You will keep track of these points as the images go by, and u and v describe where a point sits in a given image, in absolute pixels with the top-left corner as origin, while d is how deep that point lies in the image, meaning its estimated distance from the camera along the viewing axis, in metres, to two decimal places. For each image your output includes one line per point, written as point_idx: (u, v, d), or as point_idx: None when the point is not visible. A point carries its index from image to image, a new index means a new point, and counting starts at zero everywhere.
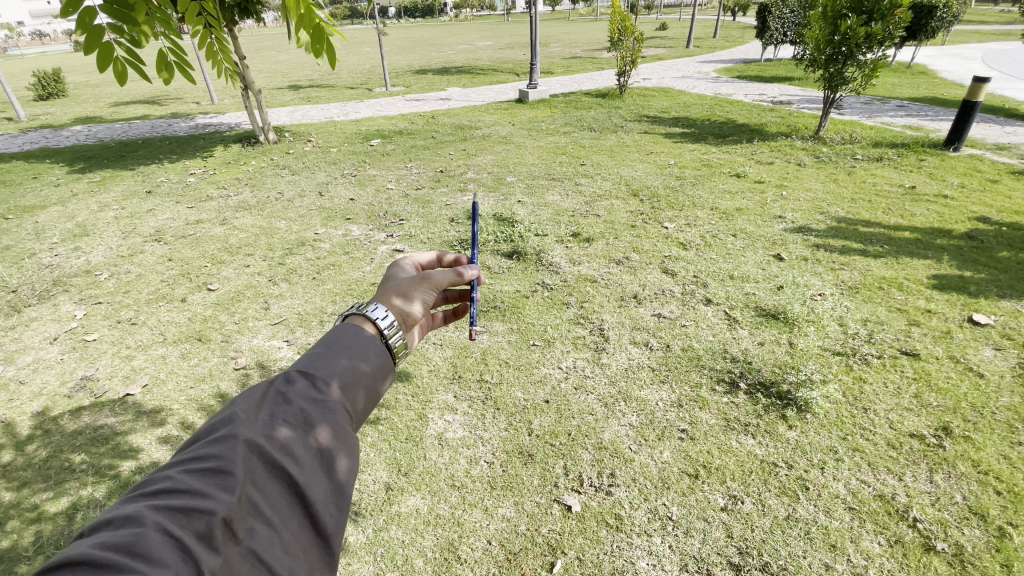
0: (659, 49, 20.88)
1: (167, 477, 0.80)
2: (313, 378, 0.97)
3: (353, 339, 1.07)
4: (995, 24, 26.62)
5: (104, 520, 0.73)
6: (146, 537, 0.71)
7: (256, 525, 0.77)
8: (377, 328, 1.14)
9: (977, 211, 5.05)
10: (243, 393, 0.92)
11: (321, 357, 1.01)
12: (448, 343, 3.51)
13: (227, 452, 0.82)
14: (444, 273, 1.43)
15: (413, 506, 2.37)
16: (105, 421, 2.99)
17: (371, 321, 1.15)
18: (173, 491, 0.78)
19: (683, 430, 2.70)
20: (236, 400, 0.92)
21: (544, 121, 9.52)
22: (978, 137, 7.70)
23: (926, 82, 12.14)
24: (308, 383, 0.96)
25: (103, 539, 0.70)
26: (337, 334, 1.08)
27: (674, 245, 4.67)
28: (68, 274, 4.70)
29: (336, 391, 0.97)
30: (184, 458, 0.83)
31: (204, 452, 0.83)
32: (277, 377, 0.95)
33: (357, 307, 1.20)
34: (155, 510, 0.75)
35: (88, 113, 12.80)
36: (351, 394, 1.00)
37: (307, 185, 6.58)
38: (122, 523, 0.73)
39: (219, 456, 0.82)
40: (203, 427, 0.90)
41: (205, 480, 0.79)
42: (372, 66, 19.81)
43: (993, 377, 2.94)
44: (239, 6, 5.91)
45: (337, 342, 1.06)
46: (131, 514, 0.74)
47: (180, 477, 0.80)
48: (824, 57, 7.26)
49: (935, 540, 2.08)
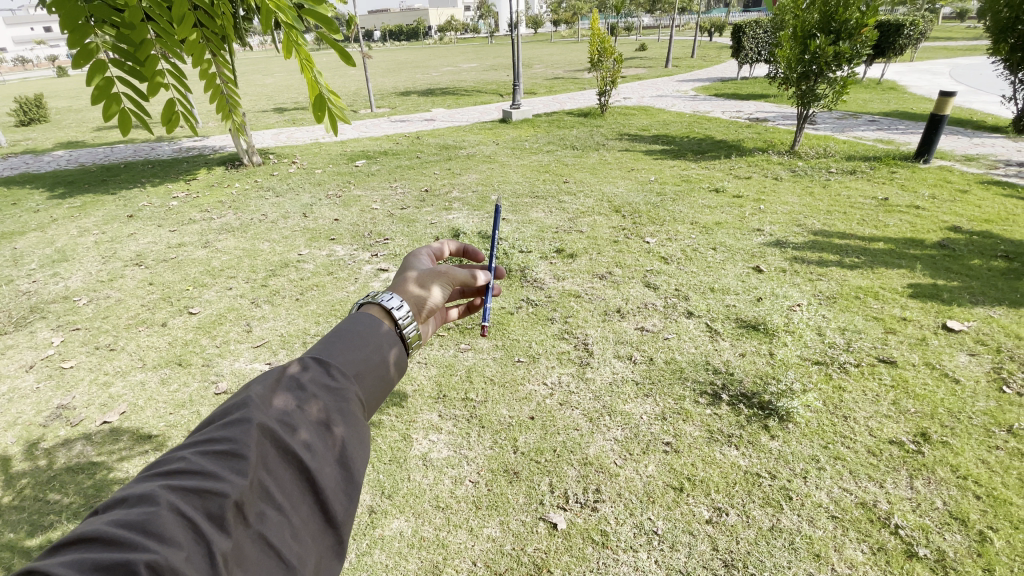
0: (638, 70, 21.35)
1: (180, 458, 0.76)
2: (327, 366, 0.93)
3: (368, 329, 1.05)
4: (961, 40, 27.66)
5: (116, 499, 0.69)
6: (159, 517, 0.67)
7: (267, 509, 0.73)
8: (392, 319, 1.14)
9: (948, 221, 5.23)
10: (256, 378, 0.89)
11: (335, 346, 0.98)
12: (432, 362, 3.52)
13: (240, 435, 0.77)
14: (462, 270, 1.44)
15: (397, 529, 2.36)
16: (82, 451, 2.94)
17: (386, 311, 1.16)
18: (186, 472, 0.73)
19: (667, 443, 2.74)
20: (250, 386, 0.88)
21: (528, 139, 9.65)
22: (947, 149, 7.97)
23: (895, 98, 12.55)
24: (322, 370, 0.91)
25: (115, 517, 0.66)
26: (350, 325, 1.04)
27: (655, 259, 4.75)
28: (46, 301, 4.63)
29: (351, 380, 0.93)
30: (198, 438, 0.78)
31: (217, 435, 0.78)
32: (291, 362, 0.92)
33: (371, 296, 1.19)
34: (168, 490, 0.70)
35: (67, 138, 12.67)
36: (364, 384, 0.96)
37: (290, 207, 6.57)
38: (135, 502, 0.69)
39: (232, 439, 0.77)
40: (218, 410, 0.86)
41: (218, 462, 0.75)
42: (356, 88, 19.96)
43: (968, 382, 3.03)
44: None
45: (350, 332, 1.03)
46: (144, 494, 0.70)
47: (193, 458, 0.75)
48: (796, 76, 7.50)
49: (916, 547, 2.13)
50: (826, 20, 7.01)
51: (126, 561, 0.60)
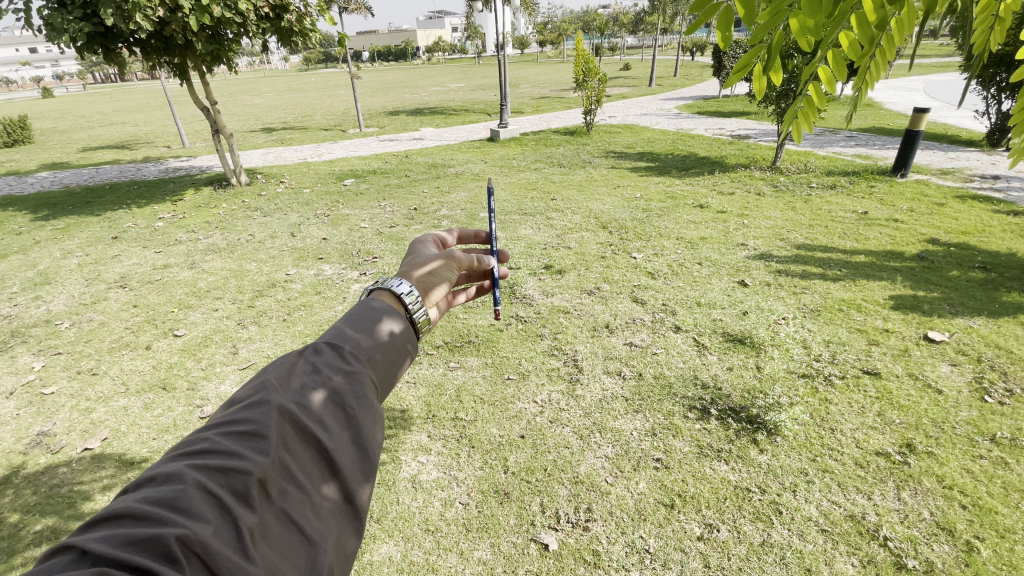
0: (623, 89, 21.71)
1: (204, 438, 0.78)
2: (341, 349, 0.94)
3: (378, 314, 1.05)
4: (935, 58, 28.45)
5: (145, 477, 0.71)
6: (187, 495, 0.69)
7: (288, 487, 0.74)
8: (402, 303, 1.15)
9: (926, 233, 5.35)
10: (273, 362, 0.90)
11: (347, 331, 0.99)
12: (421, 381, 3.51)
13: (260, 415, 0.79)
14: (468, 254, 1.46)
15: (386, 554, 2.33)
16: (62, 479, 2.87)
17: (395, 295, 1.16)
18: (210, 451, 0.75)
19: (658, 459, 2.75)
20: (267, 369, 0.90)
21: (515, 158, 9.75)
22: (923, 163, 8.17)
23: (872, 114, 12.87)
24: (336, 353, 0.93)
25: (146, 495, 0.69)
26: (360, 309, 1.05)
27: (642, 275, 4.80)
28: (27, 325, 4.55)
29: (365, 362, 0.93)
30: (220, 420, 0.80)
31: (238, 416, 0.80)
32: (306, 346, 0.93)
33: (381, 282, 1.20)
34: (194, 469, 0.72)
35: (52, 159, 12.58)
36: (377, 366, 0.96)
37: (278, 226, 6.55)
38: (164, 481, 0.71)
39: (253, 420, 0.78)
40: (237, 393, 0.88)
41: (241, 442, 0.76)
42: (344, 108, 20.07)
43: (950, 393, 3.08)
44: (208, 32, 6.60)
45: (362, 317, 1.03)
46: (172, 472, 0.72)
47: (216, 438, 0.77)
48: (775, 94, 7.74)
49: (905, 559, 2.15)
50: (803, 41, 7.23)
51: (158, 536, 0.63)
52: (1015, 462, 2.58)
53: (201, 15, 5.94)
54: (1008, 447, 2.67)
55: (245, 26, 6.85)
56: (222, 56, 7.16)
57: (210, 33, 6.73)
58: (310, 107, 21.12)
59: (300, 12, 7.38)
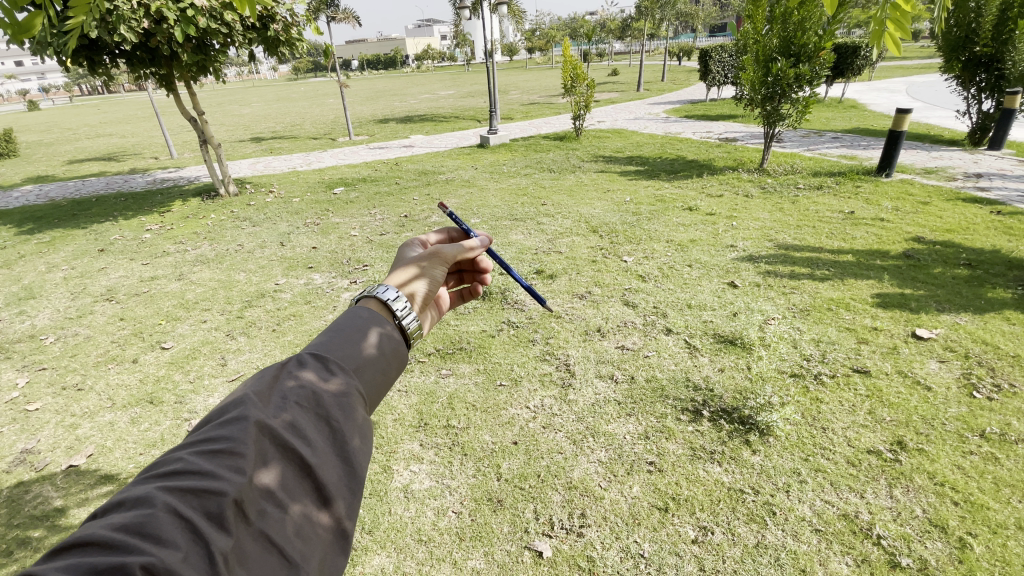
0: (612, 95, 21.80)
1: (177, 459, 0.77)
2: (325, 360, 0.93)
3: (361, 323, 1.05)
4: (914, 60, 29.20)
5: (114, 502, 0.70)
6: (156, 519, 0.67)
7: (268, 507, 0.73)
8: (390, 310, 1.14)
9: (911, 232, 5.43)
10: (254, 377, 0.89)
11: (331, 342, 0.99)
12: (413, 390, 3.50)
13: (238, 432, 0.78)
14: (452, 248, 1.44)
15: (378, 565, 2.31)
16: (47, 499, 2.81)
17: (383, 302, 1.15)
18: (183, 472, 0.74)
19: (651, 462, 2.76)
20: (246, 384, 0.89)
21: (506, 164, 9.78)
22: (907, 163, 8.31)
23: (856, 116, 13.08)
24: (321, 364, 0.92)
25: (113, 520, 0.67)
26: (345, 318, 1.05)
27: (633, 278, 4.83)
28: (11, 341, 4.48)
29: (350, 373, 0.93)
30: (196, 438, 0.79)
31: (216, 435, 0.79)
32: (289, 360, 0.92)
33: (368, 289, 1.19)
34: (165, 491, 0.71)
35: (38, 173, 12.38)
36: (363, 377, 0.96)
37: (268, 236, 6.51)
38: (133, 505, 0.69)
39: (229, 438, 0.78)
40: (215, 411, 0.87)
41: (218, 462, 0.75)
42: (334, 116, 20.05)
43: (939, 389, 3.12)
44: (195, 41, 6.54)
45: (345, 329, 1.03)
46: (141, 497, 0.70)
47: (190, 458, 0.76)
48: (760, 97, 7.86)
49: (900, 556, 2.16)
50: (786, 44, 7.37)
51: (121, 563, 0.60)
52: (1005, 457, 2.62)
53: (185, 26, 5.90)
54: (998, 442, 2.71)
55: (230, 36, 6.82)
56: (208, 66, 7.13)
57: (195, 44, 6.70)
58: (298, 117, 20.99)
59: (286, 22, 7.38)
